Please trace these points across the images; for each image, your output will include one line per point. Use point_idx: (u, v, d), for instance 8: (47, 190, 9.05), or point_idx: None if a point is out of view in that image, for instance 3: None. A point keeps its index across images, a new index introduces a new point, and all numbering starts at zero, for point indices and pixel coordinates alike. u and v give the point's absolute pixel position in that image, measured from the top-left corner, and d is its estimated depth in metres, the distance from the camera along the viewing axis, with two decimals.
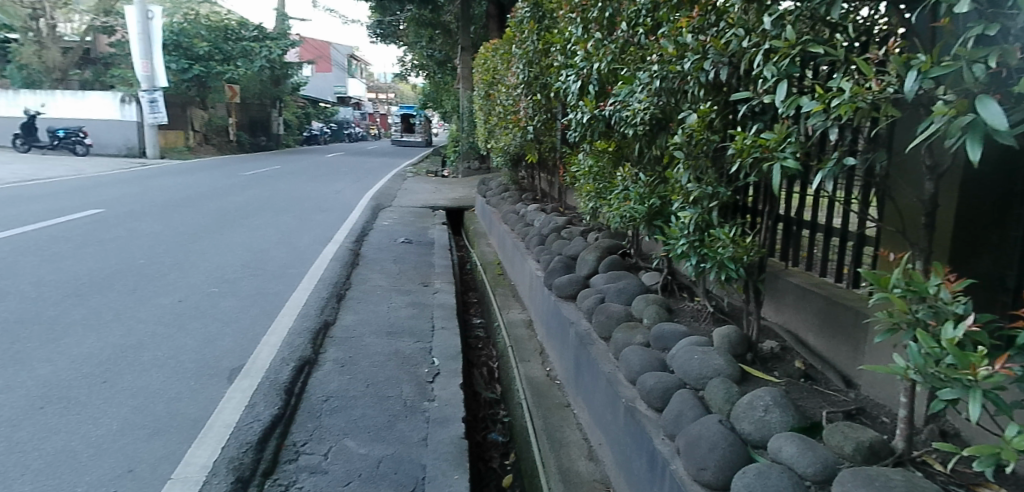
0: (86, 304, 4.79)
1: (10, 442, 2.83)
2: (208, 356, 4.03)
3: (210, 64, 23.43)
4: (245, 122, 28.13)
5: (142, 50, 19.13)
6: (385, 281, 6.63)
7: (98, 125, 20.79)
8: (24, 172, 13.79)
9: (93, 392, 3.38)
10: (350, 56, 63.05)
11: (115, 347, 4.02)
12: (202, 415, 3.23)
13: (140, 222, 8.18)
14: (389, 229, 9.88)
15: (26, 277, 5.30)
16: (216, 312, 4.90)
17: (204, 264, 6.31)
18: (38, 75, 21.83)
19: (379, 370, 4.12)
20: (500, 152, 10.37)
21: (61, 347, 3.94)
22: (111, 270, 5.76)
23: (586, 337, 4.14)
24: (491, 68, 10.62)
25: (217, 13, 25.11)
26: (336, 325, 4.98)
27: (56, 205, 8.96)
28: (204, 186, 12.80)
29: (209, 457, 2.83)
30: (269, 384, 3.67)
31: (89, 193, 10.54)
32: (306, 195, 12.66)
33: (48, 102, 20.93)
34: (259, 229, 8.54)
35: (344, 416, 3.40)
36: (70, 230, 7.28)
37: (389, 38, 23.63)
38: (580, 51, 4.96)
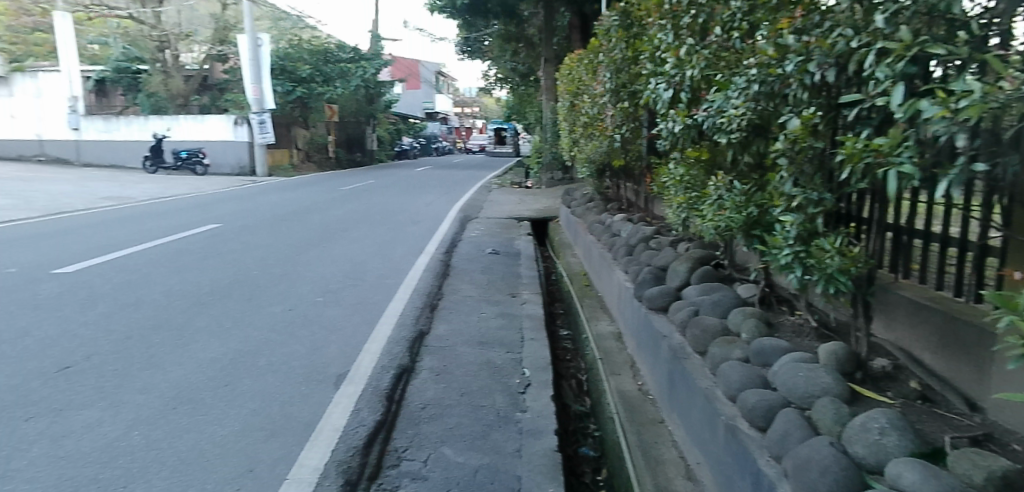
0: (209, 311, 5.20)
1: (147, 439, 3.10)
2: (316, 362, 4.26)
3: (312, 86, 24.79)
4: (342, 140, 29.63)
5: (253, 75, 20.74)
6: (475, 291, 6.76)
7: (215, 147, 22.47)
8: (153, 191, 15.13)
9: (218, 394, 3.66)
10: (438, 72, 64.80)
11: (234, 352, 4.34)
12: (312, 418, 3.42)
13: (253, 235, 8.77)
14: (477, 240, 10.08)
15: (158, 287, 5.81)
16: (321, 320, 5.19)
17: (308, 275, 6.68)
18: (164, 102, 23.58)
19: (472, 379, 4.21)
20: (585, 162, 10.31)
21: (189, 351, 4.30)
22: (229, 280, 6.22)
23: (680, 351, 4.04)
24: (575, 79, 10.62)
25: (318, 37, 26.52)
26: (431, 334, 5.13)
27: (180, 221, 9.75)
28: (306, 201, 13.54)
29: (320, 460, 2.99)
30: (372, 390, 3.85)
31: (207, 210, 11.40)
32: (398, 209, 13.10)
33: (173, 126, 22.62)
34: (358, 241, 8.95)
35: (439, 424, 3.50)
36: (193, 243, 7.91)
37: (475, 54, 24.04)
38: (670, 58, 4.86)
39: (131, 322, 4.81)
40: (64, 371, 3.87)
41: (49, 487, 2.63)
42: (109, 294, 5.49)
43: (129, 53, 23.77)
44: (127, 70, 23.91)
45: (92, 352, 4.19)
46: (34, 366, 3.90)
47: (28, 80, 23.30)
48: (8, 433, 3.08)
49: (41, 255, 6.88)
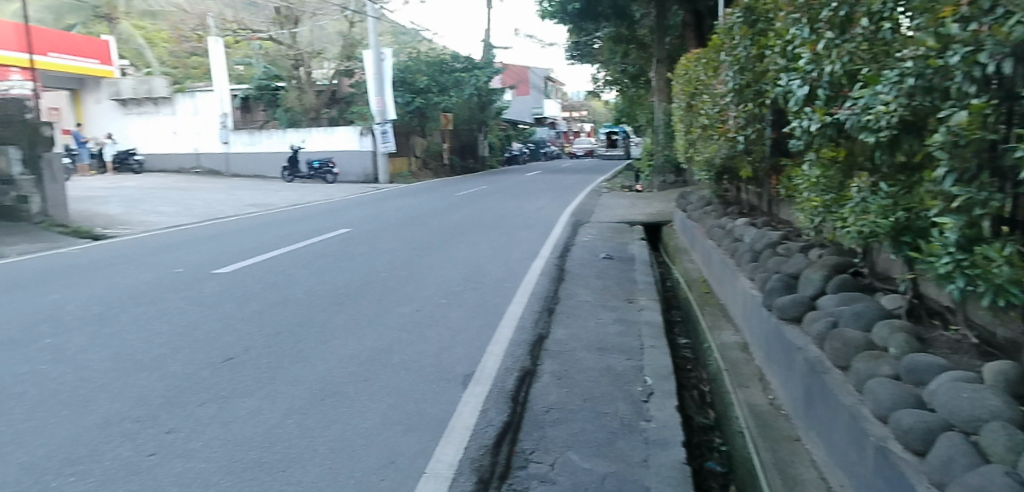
0: (346, 310, 5.56)
1: (300, 428, 3.36)
2: (445, 362, 4.42)
3: (429, 96, 25.82)
4: (456, 146, 30.63)
5: (377, 88, 22.08)
6: (591, 296, 6.73)
7: (343, 157, 24.00)
8: (290, 198, 16.38)
9: (358, 388, 3.90)
10: (547, 78, 65.23)
11: (370, 350, 4.60)
12: (444, 416, 3.56)
13: (379, 240, 9.27)
14: (591, 245, 10.02)
15: (300, 287, 6.29)
16: (446, 321, 5.39)
17: (430, 278, 6.94)
18: (299, 116, 25.59)
19: (594, 385, 4.19)
20: (703, 166, 9.96)
21: (331, 347, 4.61)
22: (361, 281, 6.62)
23: (817, 365, 3.79)
24: (694, 79, 10.31)
25: (434, 49, 27.59)
26: (550, 338, 5.17)
27: (315, 226, 10.50)
28: (425, 206, 14.12)
29: (454, 456, 3.10)
30: (498, 391, 3.95)
31: (338, 215, 12.19)
32: (511, 213, 13.29)
33: (307, 138, 24.43)
34: (475, 245, 9.20)
35: (564, 428, 3.51)
36: (327, 247, 8.49)
37: (585, 58, 23.96)
38: (806, 54, 4.58)
39: (279, 319, 5.23)
40: (226, 362, 4.27)
41: (222, 467, 2.91)
42: (258, 293, 6.01)
43: (269, 72, 25.89)
44: (267, 87, 26.06)
45: (249, 346, 4.60)
46: (203, 357, 4.34)
47: (187, 100, 25.79)
48: (187, 416, 3.45)
49: (202, 257, 7.65)
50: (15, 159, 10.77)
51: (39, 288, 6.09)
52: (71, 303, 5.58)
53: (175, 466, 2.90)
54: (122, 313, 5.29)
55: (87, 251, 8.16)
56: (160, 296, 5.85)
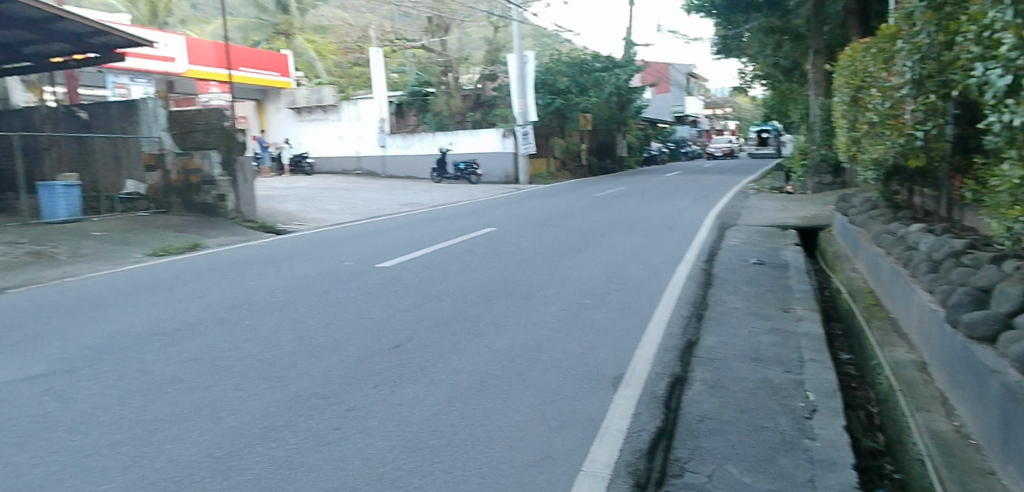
0: (495, 307, 5.78)
1: (462, 415, 3.55)
2: (593, 362, 4.44)
3: (569, 97, 25.90)
4: (594, 147, 30.52)
5: (519, 91, 22.75)
6: (742, 303, 6.42)
7: (486, 158, 24.85)
8: (438, 198, 17.21)
9: (511, 382, 4.04)
10: (690, 74, 62.92)
11: (520, 346, 4.75)
12: (597, 416, 3.57)
13: (522, 239, 9.51)
14: (739, 249, 9.56)
15: (452, 283, 6.62)
16: (592, 322, 5.40)
17: (575, 278, 6.99)
18: (446, 119, 26.53)
19: (750, 397, 4.00)
20: (867, 166, 9.09)
21: (483, 341, 4.83)
22: (507, 279, 6.83)
23: (1018, 391, 3.32)
24: (859, 71, 9.47)
25: (576, 49, 27.68)
26: (699, 345, 5.01)
27: (462, 225, 11.00)
28: (564, 206, 14.24)
29: (609, 457, 3.11)
30: (650, 395, 3.91)
31: (482, 215, 12.62)
32: (652, 215, 12.97)
33: (454, 141, 25.52)
34: (617, 246, 9.13)
35: (721, 439, 3.39)
36: (474, 245, 8.85)
37: (732, 53, 22.84)
38: (1005, 38, 4.01)
39: (435, 312, 5.56)
40: (393, 349, 4.63)
41: (396, 446, 3.18)
42: (416, 288, 6.41)
43: (421, 79, 27.33)
44: (418, 93, 27.51)
45: (411, 335, 4.94)
46: (373, 343, 4.74)
47: (351, 107, 28.03)
48: (362, 397, 3.79)
49: (366, 252, 8.29)
50: (216, 162, 12.37)
51: (237, 276, 6.94)
52: (262, 289, 6.31)
53: (355, 443, 3.20)
54: (303, 301, 5.89)
55: (272, 244, 9.16)
56: (333, 286, 6.44)
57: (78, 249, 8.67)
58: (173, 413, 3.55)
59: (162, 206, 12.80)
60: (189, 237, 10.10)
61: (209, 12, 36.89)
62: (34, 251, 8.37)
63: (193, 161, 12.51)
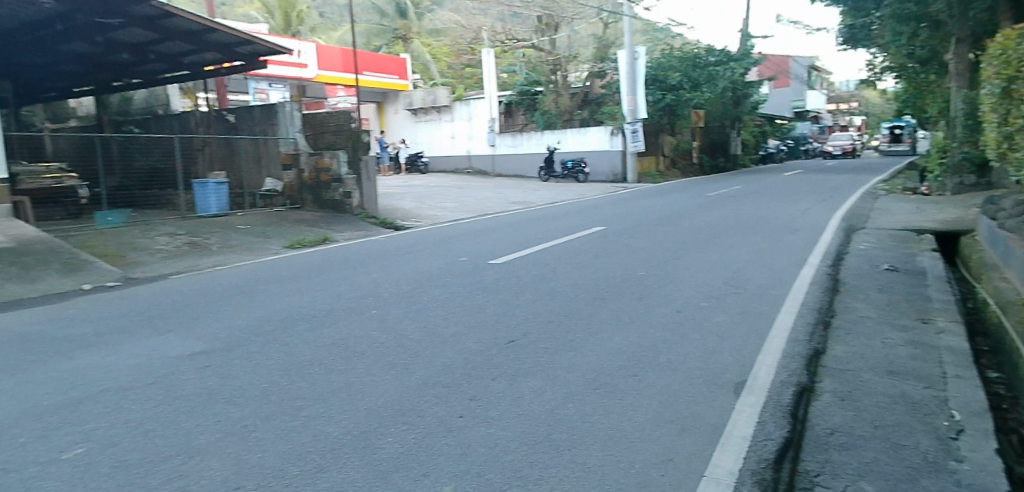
0: (609, 305, 5.78)
1: (581, 412, 3.60)
2: (713, 367, 4.33)
3: (681, 93, 25.16)
4: (706, 144, 29.51)
5: (629, 87, 22.53)
6: (874, 311, 5.99)
7: (594, 156, 24.78)
8: (547, 196, 17.30)
9: (629, 382, 4.04)
10: (813, 67, 59.21)
11: (636, 346, 4.71)
12: (719, 422, 3.49)
13: (634, 238, 9.41)
14: (868, 254, 8.92)
15: (565, 280, 6.69)
16: (711, 325, 5.26)
17: (692, 279, 6.83)
18: (554, 118, 26.88)
19: (886, 412, 3.74)
20: (1021, 165, 8.28)
21: (599, 339, 4.85)
22: (621, 278, 6.80)
23: None
24: (1014, 59, 8.55)
25: (689, 43, 26.89)
26: (827, 354, 4.74)
27: (573, 223, 11.04)
28: (677, 205, 13.91)
29: (734, 465, 3.03)
30: (775, 404, 3.76)
31: (591, 213, 12.60)
32: (770, 215, 12.35)
33: (563, 140, 25.57)
34: (734, 248, 8.81)
35: (854, 455, 3.19)
36: (586, 243, 8.86)
37: (861, 43, 21.31)
38: None
39: (550, 309, 5.65)
40: (510, 343, 4.76)
41: (517, 437, 3.28)
42: (531, 284, 6.54)
43: (531, 78, 27.62)
44: (527, 92, 27.98)
45: (527, 331, 5.06)
46: (491, 337, 4.90)
47: (463, 108, 28.78)
48: (484, 388, 3.94)
49: (480, 249, 8.53)
50: (343, 161, 13.19)
51: (364, 268, 7.37)
52: (386, 282, 6.66)
53: (479, 432, 3.33)
54: (424, 294, 6.17)
55: (393, 239, 9.62)
56: (450, 280, 6.70)
57: (226, 241, 9.55)
58: (315, 393, 3.88)
59: (296, 201, 13.86)
60: (319, 231, 10.85)
61: (334, 19, 39.21)
62: (191, 242, 9.32)
63: (324, 160, 13.43)
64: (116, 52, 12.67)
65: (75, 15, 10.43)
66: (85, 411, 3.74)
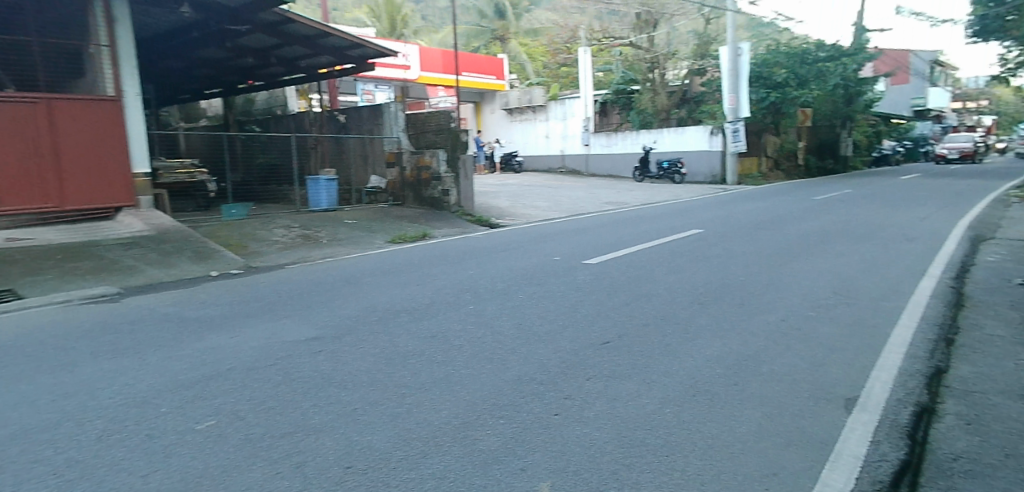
0: (708, 311, 5.64)
1: (680, 418, 3.54)
2: (822, 380, 4.14)
3: (787, 90, 23.95)
4: (813, 145, 27.96)
5: (731, 85, 21.77)
6: (1006, 329, 5.47)
7: (692, 156, 24.13)
8: (642, 197, 17.01)
9: (730, 391, 3.93)
10: (937, 62, 54.58)
11: (738, 354, 4.57)
12: (828, 439, 3.33)
13: (734, 242, 9.09)
14: (999, 266, 8.14)
15: (661, 283, 6.59)
16: (818, 336, 5.01)
17: (797, 287, 6.52)
18: (650, 117, 26.15)
19: (1020, 439, 3.42)
20: None
21: (698, 345, 4.75)
22: (720, 283, 6.60)
23: None
24: None
25: (797, 38, 25.62)
26: (951, 373, 4.40)
27: (669, 225, 10.82)
28: (780, 209, 13.30)
29: (845, 484, 2.90)
30: (890, 424, 3.55)
31: (688, 215, 12.28)
32: (884, 221, 11.55)
33: (659, 139, 25.04)
34: (844, 255, 8.31)
35: (981, 484, 2.96)
36: (682, 246, 8.67)
37: (993, 35, 19.51)
38: None
39: (647, 311, 5.59)
40: (606, 344, 4.76)
41: (614, 439, 3.28)
42: (626, 285, 6.48)
43: (626, 76, 27.31)
44: (623, 91, 27.50)
45: (622, 333, 5.03)
46: (587, 338, 4.91)
47: (559, 107, 28.77)
48: (580, 387, 3.98)
49: (575, 249, 8.54)
50: (443, 160, 13.56)
51: (463, 265, 7.59)
52: (483, 279, 6.83)
53: (576, 430, 3.38)
54: (519, 291, 6.28)
55: (490, 237, 9.82)
56: (545, 279, 6.77)
57: (335, 234, 10.10)
58: (418, 382, 4.07)
59: (399, 198, 14.43)
60: (420, 227, 11.25)
61: (436, 22, 40.32)
62: (304, 235, 9.94)
63: (424, 159, 13.90)
64: (242, 56, 13.70)
65: (208, 22, 11.40)
66: (216, 386, 4.10)
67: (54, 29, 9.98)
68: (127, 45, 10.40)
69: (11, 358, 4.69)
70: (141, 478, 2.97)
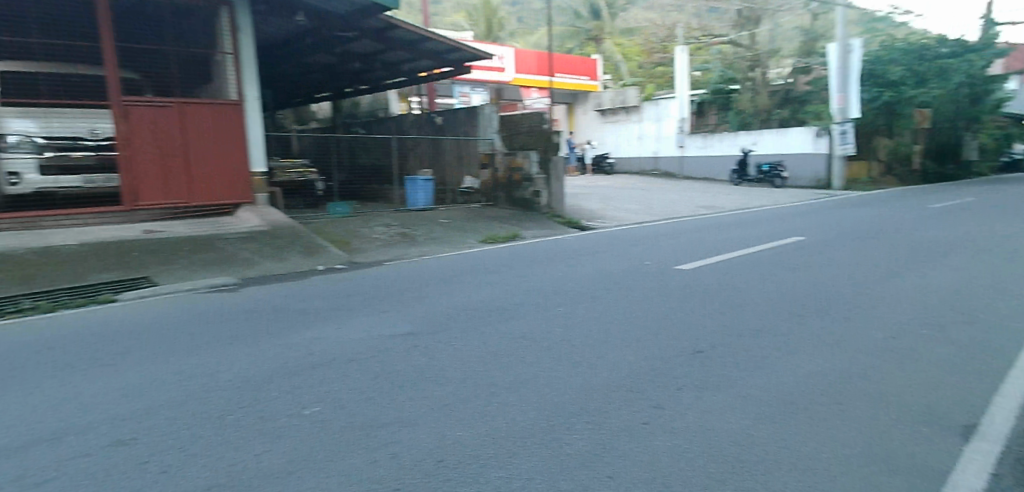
0: (808, 324, 5.39)
1: (776, 436, 3.43)
2: (936, 404, 3.87)
3: (903, 89, 22.35)
4: (932, 148, 25.89)
5: (839, 86, 20.60)
6: None
7: (794, 159, 23.02)
8: (739, 202, 16.39)
9: (831, 410, 3.75)
10: None
11: (840, 371, 4.36)
12: (941, 468, 3.12)
13: (838, 251, 8.61)
14: None
15: (758, 292, 6.38)
16: (932, 356, 4.67)
17: (910, 302, 6.11)
18: (750, 118, 25.04)
19: None
20: None
21: (797, 359, 4.57)
22: (823, 295, 6.29)
23: None
24: None
25: (916, 33, 23.90)
26: None
27: (767, 231, 10.41)
28: (892, 217, 12.45)
29: None
30: (1014, 456, 3.27)
31: (789, 221, 11.76)
32: (1014, 233, 10.55)
33: (759, 140, 24.06)
34: (965, 269, 7.68)
35: None
36: (781, 253, 8.32)
37: None
38: None
39: (742, 321, 5.43)
40: (698, 354, 4.68)
41: (704, 452, 3.23)
42: (720, 293, 6.32)
43: (725, 76, 26.30)
44: (721, 91, 26.24)
45: (715, 343, 4.91)
46: (678, 346, 4.84)
47: (652, 108, 28.05)
48: (670, 396, 3.94)
49: (667, 253, 8.41)
50: (535, 161, 13.82)
51: (551, 266, 7.64)
52: (572, 281, 6.87)
53: (665, 440, 3.36)
54: (609, 295, 6.27)
55: (580, 240, 9.84)
56: (635, 283, 6.72)
57: (431, 233, 10.45)
58: (508, 381, 4.19)
59: (491, 199, 14.74)
60: (511, 228, 11.44)
61: (531, 24, 40.78)
62: (402, 233, 10.36)
63: (517, 160, 14.17)
64: (348, 62, 14.45)
65: (320, 30, 12.13)
66: (321, 375, 4.40)
67: (189, 39, 10.95)
68: (249, 53, 11.19)
69: (147, 340, 5.24)
70: (255, 456, 3.25)
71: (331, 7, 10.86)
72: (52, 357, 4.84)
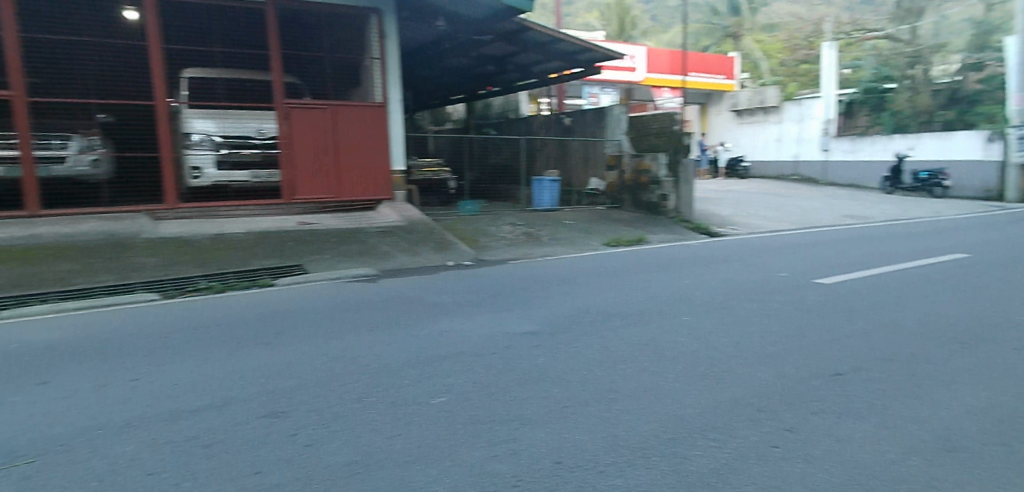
0: (971, 352, 4.84)
1: (929, 474, 3.13)
2: None
3: None
4: None
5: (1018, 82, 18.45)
6: None
7: (959, 166, 20.85)
8: (891, 212, 14.97)
9: (996, 452, 3.36)
10: None
11: (1009, 408, 3.88)
12: None
13: (1011, 271, 7.65)
14: None
15: (911, 313, 5.83)
16: None
17: None
18: (908, 120, 22.67)
19: None
20: None
21: (956, 391, 4.13)
22: (989, 320, 5.62)
23: None
24: None
25: None
26: None
27: (924, 246, 9.47)
28: None
29: None
30: None
31: (950, 236, 10.62)
32: None
33: (916, 145, 22.11)
34: None
35: None
36: (939, 271, 7.53)
37: None
38: None
39: (890, 345, 4.99)
40: (838, 376, 4.37)
41: (842, 484, 3.03)
42: (865, 312, 5.85)
43: (880, 73, 23.95)
44: (875, 89, 23.93)
45: (858, 366, 4.56)
46: (815, 366, 4.55)
47: (795, 108, 26.10)
48: (805, 420, 3.73)
49: (805, 265, 7.92)
50: (663, 163, 13.54)
51: (678, 273, 7.46)
52: (701, 290, 6.66)
53: (799, 467, 3.18)
54: (739, 306, 6.02)
55: (709, 246, 9.51)
56: (769, 296, 6.39)
57: (555, 233, 10.58)
58: (631, 389, 4.15)
59: (617, 201, 14.63)
60: (635, 230, 11.33)
61: (665, 22, 39.87)
62: (527, 232, 10.54)
63: (644, 162, 13.99)
64: (482, 64, 14.94)
65: (457, 34, 12.63)
66: (449, 367, 4.61)
67: (342, 46, 11.84)
68: (394, 59, 11.92)
69: (298, 322, 5.79)
70: (387, 439, 3.48)
71: (467, 12, 11.28)
72: (221, 333, 5.49)
